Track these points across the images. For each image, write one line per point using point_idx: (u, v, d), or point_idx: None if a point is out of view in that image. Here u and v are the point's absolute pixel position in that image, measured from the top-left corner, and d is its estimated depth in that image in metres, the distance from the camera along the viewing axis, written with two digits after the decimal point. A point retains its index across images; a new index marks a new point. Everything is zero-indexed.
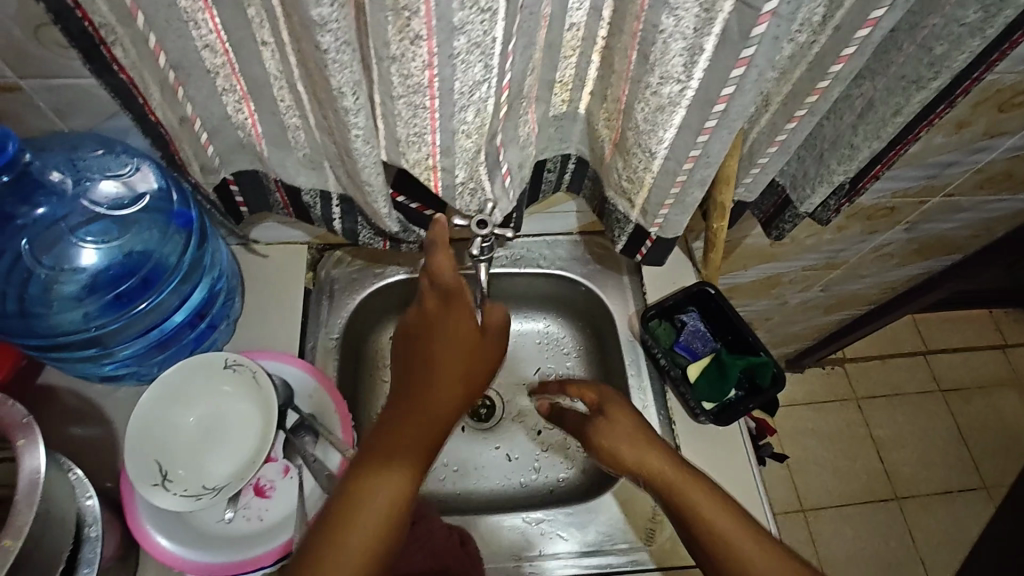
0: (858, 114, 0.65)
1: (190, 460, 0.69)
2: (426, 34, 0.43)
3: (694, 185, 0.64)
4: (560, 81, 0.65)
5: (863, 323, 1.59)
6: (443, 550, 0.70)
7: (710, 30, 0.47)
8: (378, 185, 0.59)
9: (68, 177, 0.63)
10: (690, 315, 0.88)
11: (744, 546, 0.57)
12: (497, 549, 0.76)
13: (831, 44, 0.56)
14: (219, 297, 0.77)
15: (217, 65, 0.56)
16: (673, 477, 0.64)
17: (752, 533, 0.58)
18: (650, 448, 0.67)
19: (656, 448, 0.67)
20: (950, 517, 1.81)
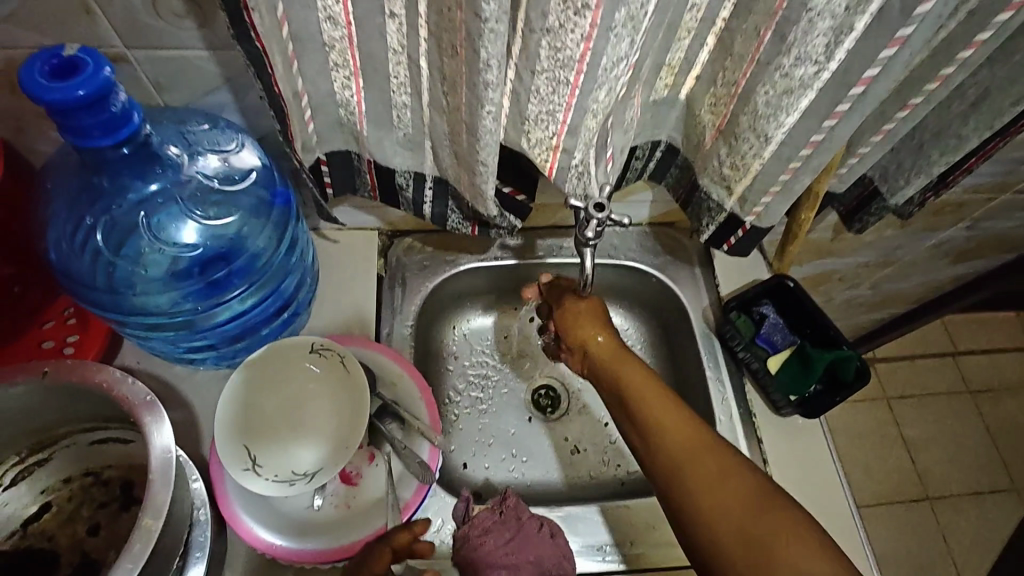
0: (970, 104, 0.64)
1: (278, 445, 0.67)
2: (594, 3, 0.41)
3: (807, 172, 0.63)
4: (668, 65, 0.64)
5: (903, 323, 1.59)
6: (534, 540, 0.68)
7: (865, 9, 0.46)
8: (491, 165, 0.58)
9: (183, 152, 0.61)
10: (769, 309, 0.86)
11: (671, 425, 0.62)
12: (582, 540, 0.75)
13: (963, 29, 0.55)
14: (302, 284, 0.76)
15: (334, 39, 0.55)
16: (623, 367, 0.69)
17: (677, 416, 0.63)
18: (608, 346, 0.72)
19: (612, 343, 0.72)
20: (981, 518, 1.81)
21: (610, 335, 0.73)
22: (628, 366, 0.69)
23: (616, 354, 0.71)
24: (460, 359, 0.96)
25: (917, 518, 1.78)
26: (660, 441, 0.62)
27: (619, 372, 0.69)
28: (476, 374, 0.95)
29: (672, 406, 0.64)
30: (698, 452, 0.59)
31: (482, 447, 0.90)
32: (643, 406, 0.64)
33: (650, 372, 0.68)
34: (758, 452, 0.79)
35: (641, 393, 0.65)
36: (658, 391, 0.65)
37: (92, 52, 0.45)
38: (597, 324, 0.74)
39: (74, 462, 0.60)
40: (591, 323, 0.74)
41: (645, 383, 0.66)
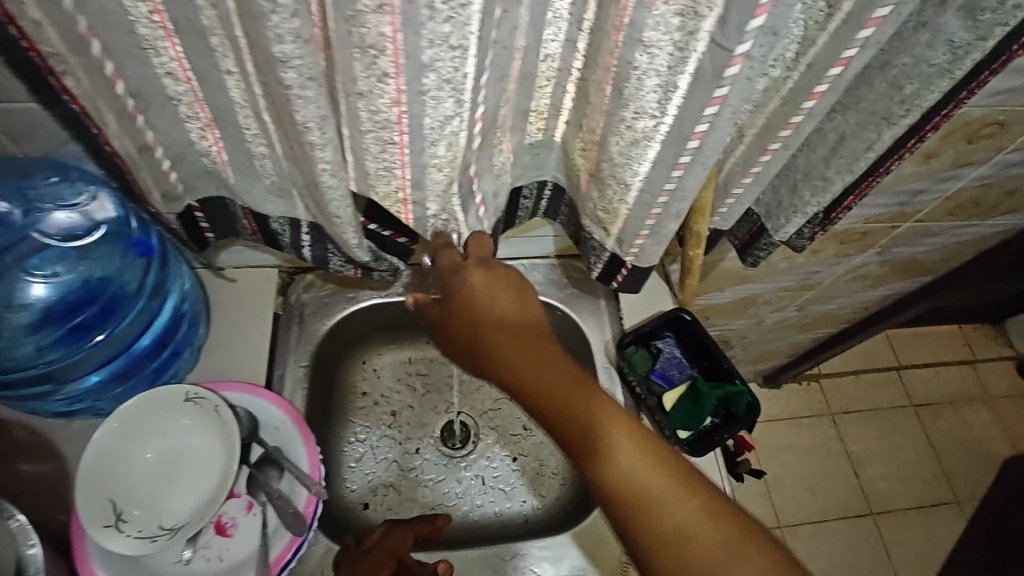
0: (830, 147, 0.65)
1: (149, 498, 0.68)
2: (393, 71, 0.41)
3: (669, 218, 0.63)
4: (536, 110, 0.65)
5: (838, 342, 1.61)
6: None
7: (683, 69, 0.47)
8: (346, 216, 0.58)
9: (20, 208, 0.64)
10: (666, 341, 0.88)
11: (615, 440, 0.59)
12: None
13: (804, 79, 0.56)
14: (183, 323, 0.75)
15: (179, 93, 0.54)
16: (558, 395, 0.61)
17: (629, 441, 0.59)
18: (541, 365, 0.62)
19: (526, 328, 0.64)
20: (924, 531, 1.83)
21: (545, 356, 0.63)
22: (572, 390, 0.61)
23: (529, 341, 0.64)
24: (368, 395, 0.96)
25: (859, 533, 1.80)
26: (615, 473, 0.58)
27: (550, 397, 0.61)
28: (385, 412, 0.96)
29: (625, 433, 0.59)
30: (651, 473, 0.58)
31: (389, 485, 0.91)
32: (578, 415, 0.60)
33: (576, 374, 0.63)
34: None
35: (582, 429, 0.60)
36: (598, 416, 0.60)
37: None
38: (520, 333, 0.64)
39: None
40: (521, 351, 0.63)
41: (575, 389, 0.61)
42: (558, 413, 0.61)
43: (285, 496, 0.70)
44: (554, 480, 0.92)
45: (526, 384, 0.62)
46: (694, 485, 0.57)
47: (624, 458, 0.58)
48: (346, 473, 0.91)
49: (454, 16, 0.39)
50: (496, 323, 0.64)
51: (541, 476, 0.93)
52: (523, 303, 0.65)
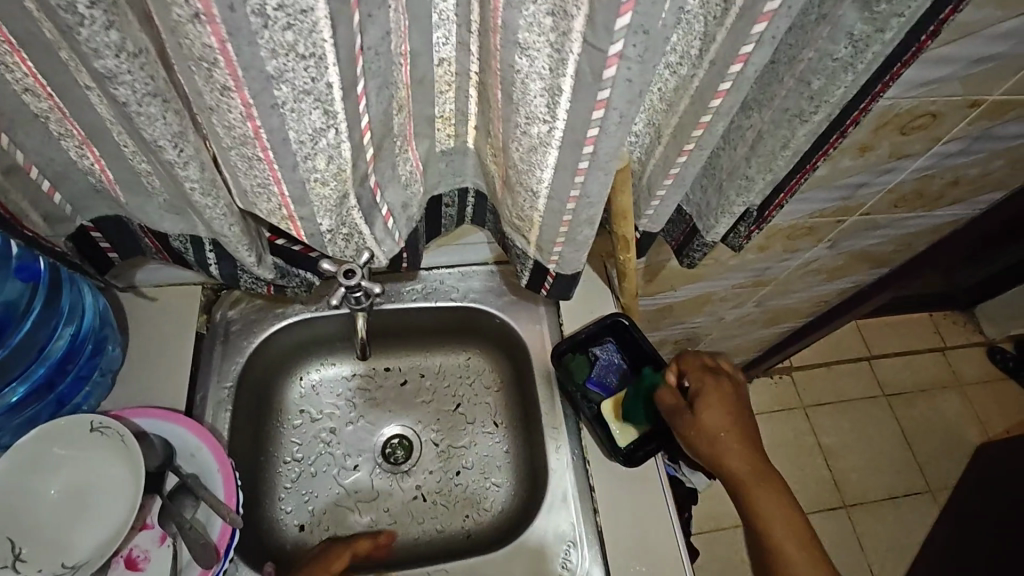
0: (750, 145, 0.63)
1: (53, 534, 0.64)
2: (234, 84, 0.39)
3: (582, 224, 0.61)
4: (442, 116, 0.62)
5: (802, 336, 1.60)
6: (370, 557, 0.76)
7: (564, 72, 0.44)
8: (234, 235, 0.55)
9: None
10: (605, 347, 0.86)
11: (761, 471, 0.68)
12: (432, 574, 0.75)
13: (708, 77, 0.54)
14: (87, 346, 0.71)
15: (44, 110, 0.51)
16: (735, 438, 0.69)
17: (773, 488, 0.68)
18: (739, 413, 0.72)
19: (712, 379, 0.74)
20: (897, 522, 1.83)
21: (733, 405, 0.72)
22: (732, 442, 0.69)
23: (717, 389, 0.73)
24: (306, 412, 0.93)
25: (833, 526, 1.79)
26: (764, 514, 0.67)
27: (716, 433, 0.70)
28: (323, 429, 0.92)
29: (768, 480, 0.68)
30: (786, 508, 0.67)
31: (325, 506, 0.87)
32: (728, 448, 0.69)
33: (730, 407, 0.71)
34: (590, 500, 0.78)
35: (753, 481, 0.68)
36: (760, 457, 0.70)
37: None
38: (708, 380, 0.73)
39: None
40: (721, 402, 0.71)
41: (727, 421, 0.70)
42: (725, 458, 0.69)
43: (198, 527, 0.67)
44: (497, 493, 0.90)
45: (738, 443, 0.70)
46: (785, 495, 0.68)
47: (773, 498, 0.67)
48: (280, 495, 0.87)
49: (293, 23, 0.36)
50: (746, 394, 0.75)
51: (485, 488, 0.90)
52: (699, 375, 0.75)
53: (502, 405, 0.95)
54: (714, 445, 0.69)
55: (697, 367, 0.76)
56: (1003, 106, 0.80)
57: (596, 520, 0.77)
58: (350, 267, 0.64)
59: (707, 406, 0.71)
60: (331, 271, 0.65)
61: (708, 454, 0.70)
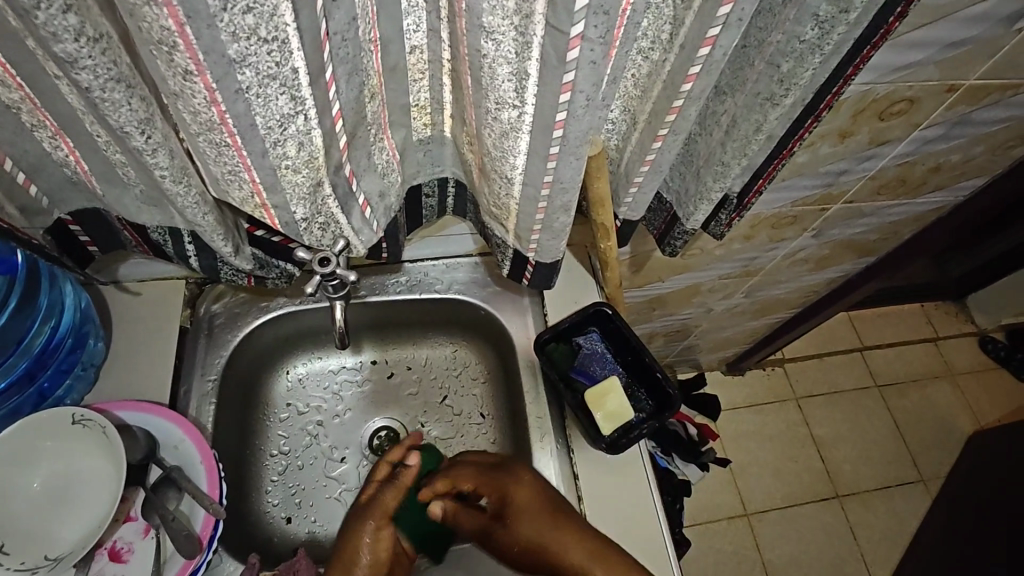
0: (725, 131, 0.64)
1: (36, 527, 0.64)
2: (196, 68, 0.39)
3: (557, 211, 0.61)
4: (417, 105, 0.62)
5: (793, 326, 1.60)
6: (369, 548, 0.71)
7: (529, 55, 0.45)
8: (208, 224, 0.55)
9: None
10: (588, 336, 0.86)
11: (571, 561, 0.67)
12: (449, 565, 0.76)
13: (678, 61, 0.54)
14: (66, 341, 0.71)
15: (15, 100, 0.51)
16: (568, 537, 0.68)
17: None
18: (552, 512, 0.69)
19: (484, 476, 0.72)
20: (889, 511, 1.83)
21: (536, 492, 0.70)
22: (544, 545, 0.68)
23: (512, 491, 0.71)
24: (292, 406, 0.93)
25: (826, 516, 1.80)
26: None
27: (528, 536, 0.68)
28: (310, 422, 0.92)
29: (604, 555, 0.67)
30: None
31: (312, 500, 0.87)
32: (561, 553, 0.67)
33: (538, 493, 0.70)
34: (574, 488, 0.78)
35: (583, 567, 0.66)
36: (597, 545, 0.67)
37: None
38: (493, 484, 0.72)
39: None
40: (528, 505, 0.69)
41: (538, 519, 0.69)
42: (556, 554, 0.67)
43: (183, 518, 0.67)
44: None
45: (542, 544, 0.68)
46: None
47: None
48: (266, 488, 0.87)
49: (253, 6, 0.36)
50: (544, 487, 0.71)
51: None
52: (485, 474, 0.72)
53: (488, 397, 0.95)
54: (535, 549, 0.68)
55: (467, 468, 0.73)
56: (981, 90, 0.80)
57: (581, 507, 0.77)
58: (324, 255, 0.64)
59: (517, 517, 0.70)
60: (305, 260, 0.65)
61: (531, 560, 0.68)
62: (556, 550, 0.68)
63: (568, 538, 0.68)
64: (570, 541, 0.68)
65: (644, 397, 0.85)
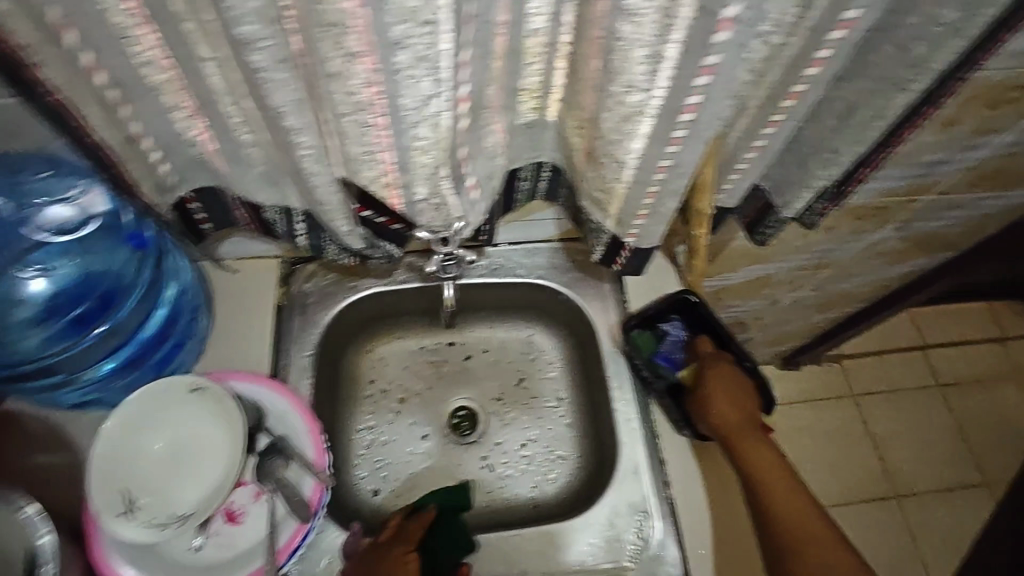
0: (838, 117, 0.63)
1: (159, 487, 0.68)
2: (363, 50, 0.40)
3: (668, 196, 0.61)
4: (527, 89, 0.63)
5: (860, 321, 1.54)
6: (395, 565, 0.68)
7: (670, 37, 0.45)
8: (335, 204, 0.57)
9: (13, 202, 0.67)
10: (673, 324, 0.85)
11: (728, 424, 0.75)
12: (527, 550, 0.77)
13: (805, 45, 0.53)
14: (185, 314, 0.75)
15: (159, 82, 0.53)
16: (733, 402, 0.76)
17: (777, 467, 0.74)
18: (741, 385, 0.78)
19: (735, 367, 0.80)
20: (951, 514, 1.78)
21: (737, 372, 0.79)
22: (727, 404, 0.76)
23: (732, 372, 0.79)
24: (376, 384, 0.96)
25: (884, 515, 1.76)
26: (761, 472, 0.73)
27: (709, 386, 0.77)
28: (393, 400, 0.95)
29: (754, 436, 0.75)
30: (790, 495, 0.72)
31: (398, 474, 0.91)
32: (723, 412, 0.76)
33: (739, 373, 0.79)
34: (660, 473, 0.79)
35: (738, 430, 0.75)
36: (753, 424, 0.76)
37: None
38: (727, 362, 0.80)
39: None
40: (725, 368, 0.79)
41: (726, 380, 0.78)
42: (715, 412, 0.76)
43: (294, 487, 0.71)
44: (562, 465, 0.91)
45: (716, 398, 0.76)
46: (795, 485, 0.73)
47: (758, 461, 0.74)
48: (355, 461, 0.91)
49: None
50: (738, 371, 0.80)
51: (549, 461, 0.92)
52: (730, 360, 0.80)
53: (566, 380, 0.97)
54: (706, 399, 0.76)
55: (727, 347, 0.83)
56: None
57: (668, 492, 0.78)
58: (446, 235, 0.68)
59: (710, 370, 0.78)
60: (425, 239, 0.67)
61: (699, 408, 0.77)
62: (723, 412, 0.76)
63: (743, 407, 0.77)
64: (738, 411, 0.76)
65: None
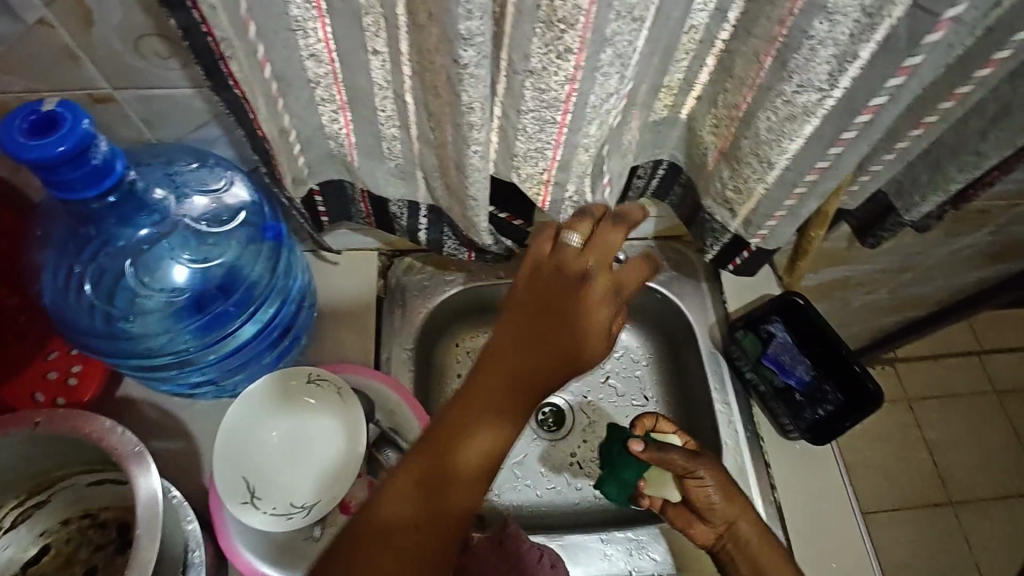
0: (989, 120, 0.62)
1: (277, 478, 0.68)
2: (576, 47, 0.40)
3: (813, 197, 0.60)
4: (667, 86, 0.61)
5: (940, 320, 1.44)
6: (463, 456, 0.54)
7: (869, 37, 0.44)
8: (483, 199, 0.56)
9: (170, 193, 0.59)
10: (776, 327, 0.84)
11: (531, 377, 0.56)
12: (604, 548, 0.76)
13: (981, 46, 0.52)
14: (303, 309, 0.74)
15: (319, 75, 0.53)
16: (700, 496, 0.67)
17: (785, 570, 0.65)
18: (721, 487, 0.67)
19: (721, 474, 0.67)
20: (1012, 524, 1.59)
21: (720, 477, 0.67)
22: (704, 497, 0.66)
23: (717, 481, 0.67)
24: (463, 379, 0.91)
25: (935, 522, 1.57)
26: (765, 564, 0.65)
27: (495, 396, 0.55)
28: None
29: (736, 520, 0.67)
30: None
31: None
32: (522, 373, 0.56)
33: (722, 475, 0.67)
34: (766, 476, 0.79)
35: (742, 523, 0.67)
36: (730, 515, 0.67)
37: (69, 104, 0.44)
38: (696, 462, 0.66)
39: (74, 502, 0.56)
40: (710, 471, 0.67)
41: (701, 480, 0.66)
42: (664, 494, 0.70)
43: None
44: None
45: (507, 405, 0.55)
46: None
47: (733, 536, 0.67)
48: None
49: None
50: (718, 475, 0.67)
51: None
52: (711, 463, 0.67)
53: (653, 379, 0.94)
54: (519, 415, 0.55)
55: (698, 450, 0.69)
56: None
57: (774, 496, 0.78)
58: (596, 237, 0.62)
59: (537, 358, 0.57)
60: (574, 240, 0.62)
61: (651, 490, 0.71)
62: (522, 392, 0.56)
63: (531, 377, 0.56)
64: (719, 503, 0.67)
65: (830, 391, 0.82)
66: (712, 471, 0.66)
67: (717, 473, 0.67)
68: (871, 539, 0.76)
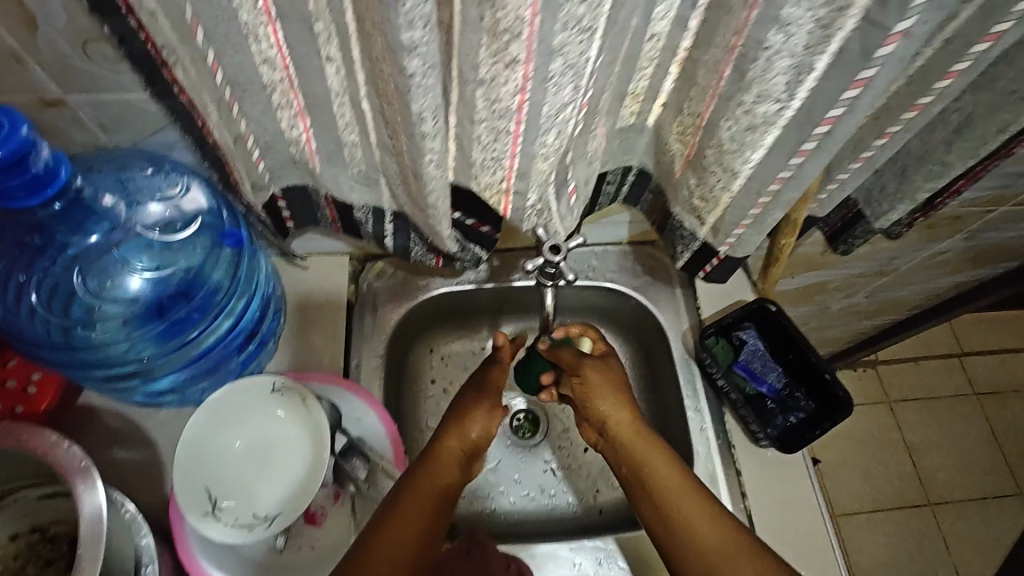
0: (954, 129, 0.62)
1: (239, 485, 0.67)
2: (524, 57, 0.39)
3: (778, 207, 0.60)
4: (633, 93, 0.60)
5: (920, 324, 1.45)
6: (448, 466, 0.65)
7: (824, 49, 0.43)
8: (443, 208, 0.56)
9: (120, 200, 0.58)
10: (748, 333, 0.84)
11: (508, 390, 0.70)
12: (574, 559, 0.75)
13: (943, 57, 0.51)
14: (270, 313, 0.73)
15: (274, 80, 0.52)
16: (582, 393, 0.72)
17: (679, 477, 0.65)
18: (609, 389, 0.71)
19: (602, 377, 0.71)
20: (990, 525, 1.60)
21: (604, 379, 0.71)
22: (585, 394, 0.71)
23: (598, 383, 0.71)
24: (436, 384, 0.90)
25: (913, 524, 1.58)
26: (648, 464, 0.66)
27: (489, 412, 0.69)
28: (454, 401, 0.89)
29: (634, 429, 0.69)
30: (668, 489, 0.64)
31: None
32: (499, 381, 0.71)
33: (604, 374, 0.71)
34: (736, 483, 0.79)
35: (618, 420, 0.70)
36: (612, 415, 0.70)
37: (5, 111, 0.42)
38: (588, 365, 0.72)
39: (23, 517, 0.55)
40: (594, 371, 0.72)
41: (590, 383, 0.71)
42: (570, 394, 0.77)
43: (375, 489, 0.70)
44: None
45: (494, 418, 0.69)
46: (655, 476, 0.65)
47: (625, 438, 0.69)
48: None
49: None
50: (603, 379, 0.71)
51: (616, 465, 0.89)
52: (592, 363, 0.72)
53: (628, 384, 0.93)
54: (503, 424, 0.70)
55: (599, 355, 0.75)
56: None
57: (745, 504, 0.78)
58: (557, 243, 0.60)
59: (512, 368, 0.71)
60: (539, 240, 0.60)
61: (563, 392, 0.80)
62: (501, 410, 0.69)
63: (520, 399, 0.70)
64: (605, 408, 0.70)
65: (802, 398, 0.82)
66: (589, 370, 0.71)
67: (596, 375, 0.71)
68: (840, 546, 0.77)
